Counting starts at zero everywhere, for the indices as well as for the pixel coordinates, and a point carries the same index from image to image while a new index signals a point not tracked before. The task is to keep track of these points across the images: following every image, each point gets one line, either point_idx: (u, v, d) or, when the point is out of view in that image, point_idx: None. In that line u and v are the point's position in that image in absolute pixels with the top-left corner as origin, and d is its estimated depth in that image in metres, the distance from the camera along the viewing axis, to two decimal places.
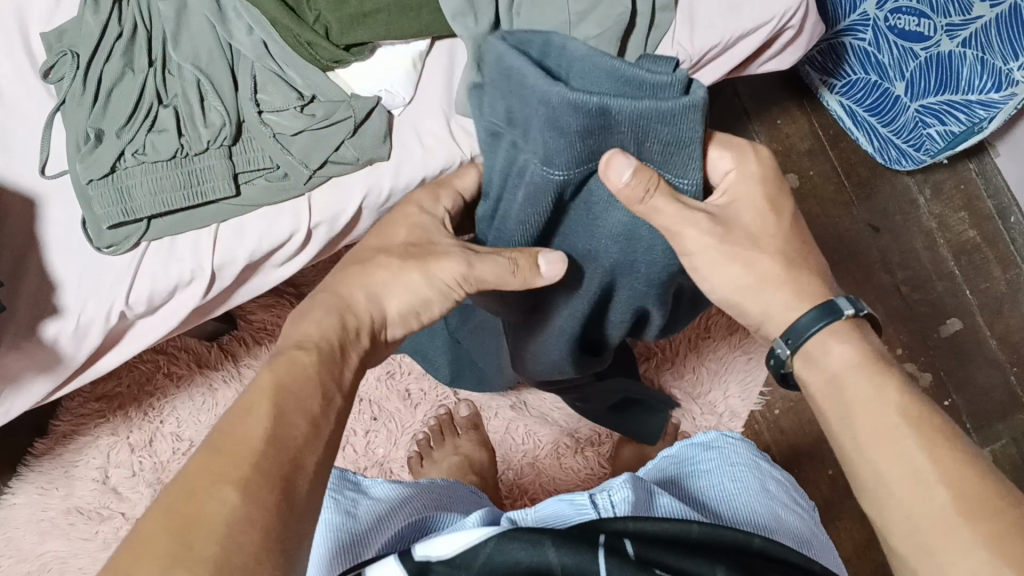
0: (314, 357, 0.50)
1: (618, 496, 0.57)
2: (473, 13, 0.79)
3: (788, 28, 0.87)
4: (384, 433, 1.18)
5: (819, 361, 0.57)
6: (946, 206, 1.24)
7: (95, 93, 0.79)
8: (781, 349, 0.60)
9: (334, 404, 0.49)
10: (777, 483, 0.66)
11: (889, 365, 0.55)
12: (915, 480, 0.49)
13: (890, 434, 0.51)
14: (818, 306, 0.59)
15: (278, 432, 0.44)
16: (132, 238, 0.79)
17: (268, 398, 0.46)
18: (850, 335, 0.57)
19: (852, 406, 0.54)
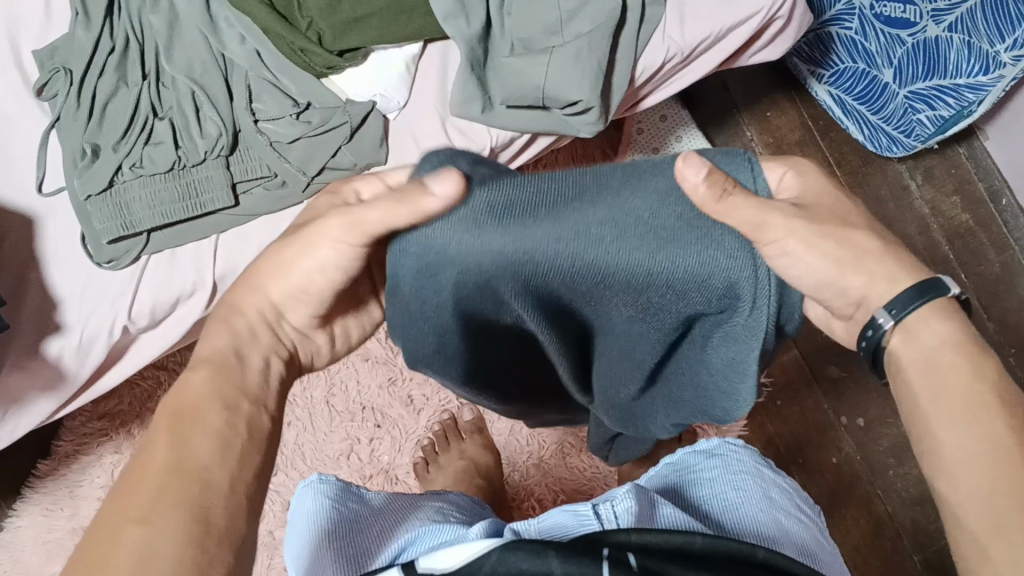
0: (205, 372, 0.43)
1: (621, 506, 0.50)
2: (466, 15, 0.81)
3: (776, 19, 0.87)
4: (389, 439, 1.18)
5: (917, 338, 0.44)
6: (937, 191, 1.25)
7: (89, 110, 0.79)
8: (882, 323, 0.45)
9: (241, 411, 0.42)
10: (783, 493, 0.56)
11: (984, 350, 0.43)
12: (984, 460, 0.39)
13: (973, 409, 0.41)
14: (916, 282, 0.45)
15: (179, 459, 0.37)
16: (132, 252, 0.79)
17: (166, 426, 0.39)
18: (955, 317, 0.44)
19: (938, 379, 0.42)
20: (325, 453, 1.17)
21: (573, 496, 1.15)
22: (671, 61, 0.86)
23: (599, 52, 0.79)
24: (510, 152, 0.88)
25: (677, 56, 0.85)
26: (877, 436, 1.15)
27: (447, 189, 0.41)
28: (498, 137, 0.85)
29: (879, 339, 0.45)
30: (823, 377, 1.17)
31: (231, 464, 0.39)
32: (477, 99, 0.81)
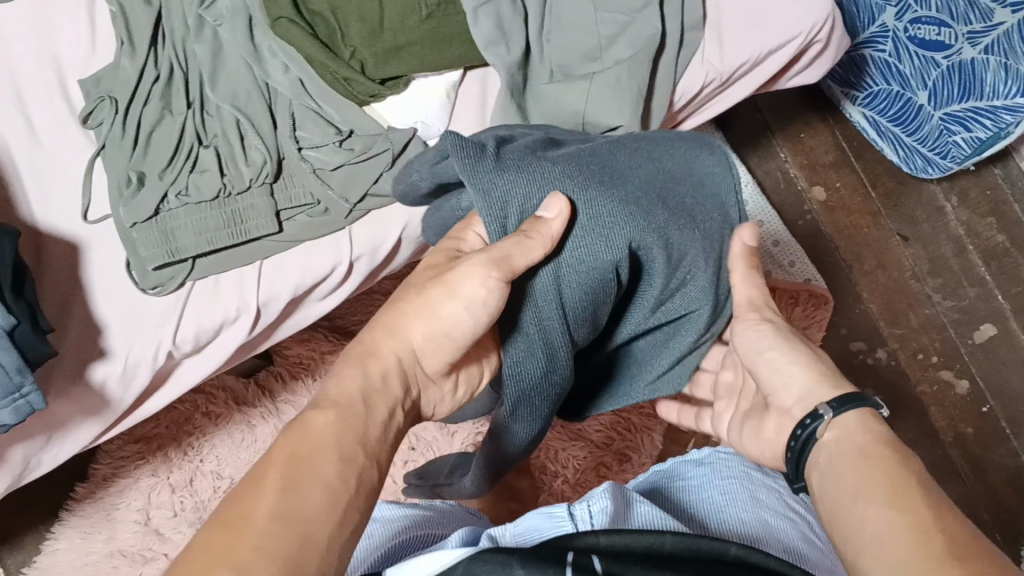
0: (331, 417, 0.48)
1: (596, 505, 0.57)
2: (507, 42, 0.81)
3: (815, 43, 0.87)
4: (423, 462, 1.19)
5: (847, 431, 0.54)
6: (973, 212, 1.25)
7: (134, 138, 0.80)
8: (823, 413, 0.56)
9: (356, 464, 0.46)
10: (771, 491, 0.65)
11: (908, 450, 0.52)
12: (889, 520, 0.47)
13: (893, 488, 0.48)
14: (853, 395, 0.56)
15: (287, 507, 0.42)
16: (177, 278, 0.79)
17: (278, 467, 0.44)
18: (876, 423, 0.54)
19: (859, 471, 0.51)
20: None
21: None
22: (710, 85, 0.86)
23: (640, 77, 0.80)
24: None
25: (716, 81, 0.86)
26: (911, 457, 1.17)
27: (559, 210, 0.54)
28: None
29: (816, 428, 0.56)
30: None
31: (334, 520, 0.43)
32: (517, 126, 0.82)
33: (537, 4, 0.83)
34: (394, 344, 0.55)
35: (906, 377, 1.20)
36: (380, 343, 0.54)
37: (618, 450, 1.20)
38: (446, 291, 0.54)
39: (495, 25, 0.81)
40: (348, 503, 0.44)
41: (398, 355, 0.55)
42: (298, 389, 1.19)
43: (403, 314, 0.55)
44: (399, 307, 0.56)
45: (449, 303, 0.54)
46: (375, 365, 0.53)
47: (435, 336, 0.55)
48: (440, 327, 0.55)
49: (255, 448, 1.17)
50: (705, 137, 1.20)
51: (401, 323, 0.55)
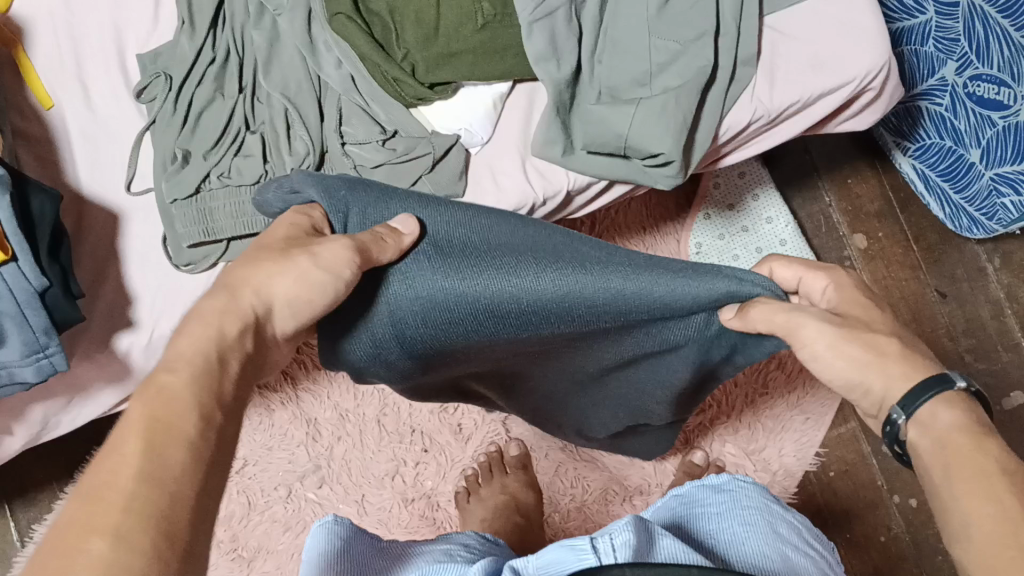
0: (184, 378, 0.46)
1: (620, 538, 0.51)
2: (558, 59, 0.82)
3: (867, 90, 0.87)
4: (434, 465, 1.20)
5: (929, 425, 0.52)
6: (1015, 276, 1.23)
7: (184, 116, 0.82)
8: (897, 416, 0.54)
9: (214, 423, 0.46)
10: (791, 527, 0.60)
11: (991, 433, 0.50)
12: (986, 511, 0.46)
13: (977, 479, 0.48)
14: (931, 376, 0.54)
15: (152, 469, 0.41)
16: (209, 258, 0.81)
17: (138, 433, 0.42)
18: (959, 406, 0.52)
19: (951, 457, 0.50)
20: (370, 472, 1.19)
21: None
22: (756, 122, 0.85)
23: (685, 106, 0.80)
24: (586, 197, 0.89)
25: (764, 118, 0.85)
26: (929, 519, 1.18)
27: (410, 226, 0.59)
28: (575, 180, 0.86)
29: (898, 431, 0.54)
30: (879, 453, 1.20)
31: (200, 477, 0.43)
32: (559, 142, 0.83)
33: (592, 26, 0.84)
34: (256, 299, 0.54)
35: None
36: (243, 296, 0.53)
37: (625, 476, 1.20)
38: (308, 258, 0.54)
39: (548, 41, 0.81)
40: (208, 463, 0.44)
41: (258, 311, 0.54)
42: (319, 378, 1.20)
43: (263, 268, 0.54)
44: (259, 264, 0.54)
45: (309, 270, 0.54)
46: (235, 321, 0.52)
47: (297, 300, 0.55)
48: (304, 294, 0.55)
49: (272, 432, 1.19)
50: (750, 172, 1.20)
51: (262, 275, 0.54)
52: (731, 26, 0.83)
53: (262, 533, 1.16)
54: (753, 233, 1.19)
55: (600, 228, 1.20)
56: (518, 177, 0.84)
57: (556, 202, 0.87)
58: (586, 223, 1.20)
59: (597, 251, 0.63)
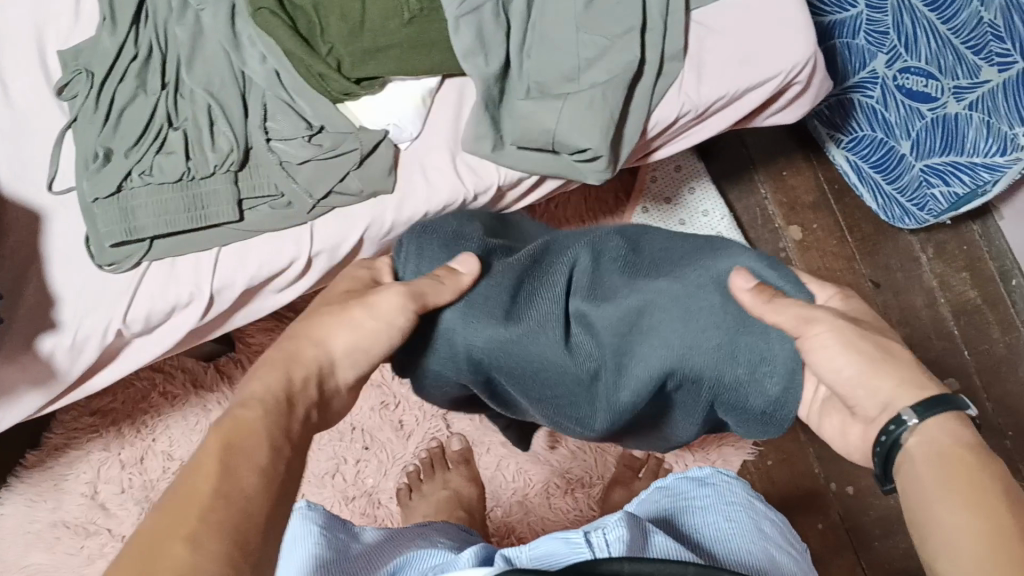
0: (257, 412, 0.47)
1: (613, 533, 0.54)
2: (485, 54, 0.81)
3: (795, 84, 0.88)
4: (375, 462, 1.19)
5: (929, 435, 0.47)
6: (947, 265, 1.25)
7: (106, 113, 0.80)
8: (906, 418, 0.48)
9: (282, 454, 0.46)
10: (772, 523, 0.65)
11: (993, 455, 0.45)
12: (975, 535, 0.41)
13: (977, 501, 0.42)
14: (935, 396, 0.48)
15: (225, 488, 0.41)
16: (133, 257, 0.79)
17: (217, 454, 0.43)
18: (966, 429, 0.47)
19: (945, 476, 0.44)
20: (311, 471, 1.18)
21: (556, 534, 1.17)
22: (683, 117, 0.86)
23: (612, 102, 0.80)
24: (518, 190, 0.89)
25: (691, 112, 0.86)
26: (865, 506, 1.20)
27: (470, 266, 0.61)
28: (506, 176, 0.86)
29: (896, 438, 0.48)
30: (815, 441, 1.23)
31: (269, 492, 0.43)
32: (488, 138, 0.82)
33: (520, 22, 0.83)
34: (316, 352, 0.54)
35: None
36: (302, 348, 0.53)
37: (567, 470, 1.20)
38: (365, 310, 0.56)
39: (475, 36, 0.80)
40: (280, 490, 0.44)
41: (321, 362, 0.54)
42: None
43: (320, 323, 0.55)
44: (321, 317, 0.56)
45: (364, 320, 0.56)
46: (299, 369, 0.52)
47: (354, 350, 0.55)
48: (361, 342, 0.55)
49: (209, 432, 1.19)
50: (688, 166, 1.22)
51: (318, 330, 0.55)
52: (658, 21, 0.83)
53: None
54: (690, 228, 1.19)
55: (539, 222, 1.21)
56: (448, 172, 0.84)
57: (487, 197, 0.86)
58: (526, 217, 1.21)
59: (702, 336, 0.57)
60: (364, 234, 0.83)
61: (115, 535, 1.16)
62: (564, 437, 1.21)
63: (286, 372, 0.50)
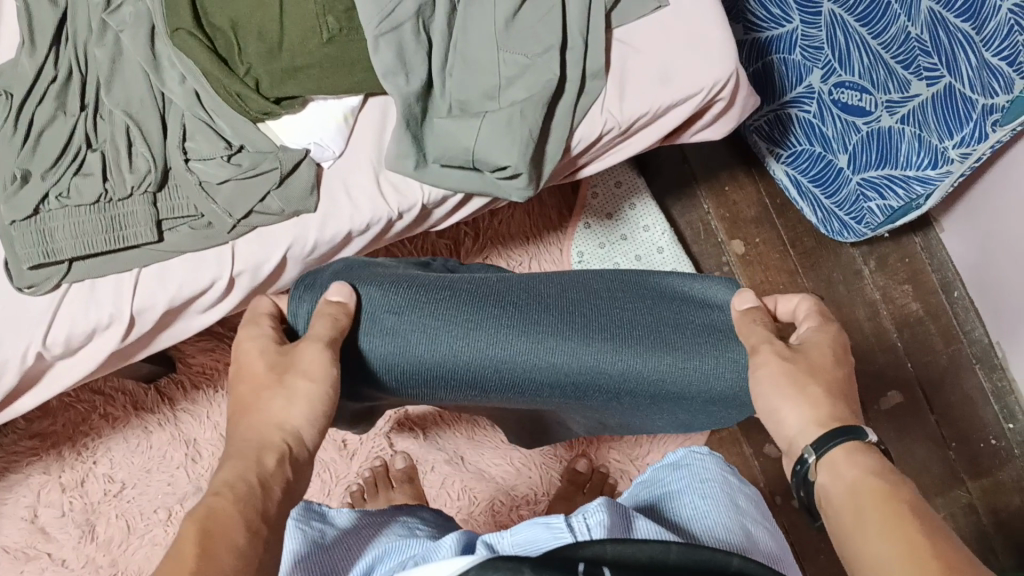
0: (230, 499, 0.49)
1: (594, 518, 0.54)
2: (406, 73, 0.81)
3: (718, 101, 0.89)
4: (318, 483, 1.19)
5: (836, 470, 0.52)
6: (890, 278, 1.27)
7: (25, 133, 0.79)
8: (808, 456, 0.53)
9: (260, 536, 0.49)
10: (747, 497, 0.65)
11: (900, 476, 0.50)
12: (906, 561, 0.45)
13: (895, 526, 0.47)
14: (837, 427, 0.53)
15: (206, 573, 0.45)
16: (51, 280, 0.79)
17: (193, 546, 0.46)
18: (868, 455, 0.52)
19: (860, 511, 0.49)
20: None
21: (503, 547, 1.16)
22: (608, 133, 0.87)
23: (531, 121, 0.80)
24: (444, 209, 0.89)
25: (615, 129, 0.87)
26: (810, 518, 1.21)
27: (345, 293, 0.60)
28: (430, 194, 0.86)
29: (807, 472, 0.54)
30: (761, 455, 1.23)
31: None
32: (410, 156, 0.82)
33: (441, 39, 0.83)
34: (280, 432, 0.54)
35: None
36: (269, 433, 0.54)
37: (513, 486, 1.20)
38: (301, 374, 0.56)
39: (395, 54, 0.80)
40: (254, 573, 0.47)
41: (288, 441, 0.54)
42: (199, 399, 1.21)
43: (271, 403, 0.55)
44: (266, 399, 0.55)
45: (308, 387, 0.56)
46: (272, 452, 0.53)
47: (313, 414, 0.56)
48: (318, 403, 0.56)
49: (150, 454, 1.19)
50: (627, 182, 1.23)
51: (273, 408, 0.55)
52: (579, 40, 0.83)
53: (144, 556, 1.16)
54: (631, 242, 1.21)
55: (484, 238, 1.21)
56: (371, 192, 0.84)
57: (412, 215, 0.87)
58: (470, 234, 1.21)
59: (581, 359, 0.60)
60: (287, 254, 0.83)
61: (54, 560, 1.15)
62: (508, 452, 1.22)
63: (254, 457, 0.52)
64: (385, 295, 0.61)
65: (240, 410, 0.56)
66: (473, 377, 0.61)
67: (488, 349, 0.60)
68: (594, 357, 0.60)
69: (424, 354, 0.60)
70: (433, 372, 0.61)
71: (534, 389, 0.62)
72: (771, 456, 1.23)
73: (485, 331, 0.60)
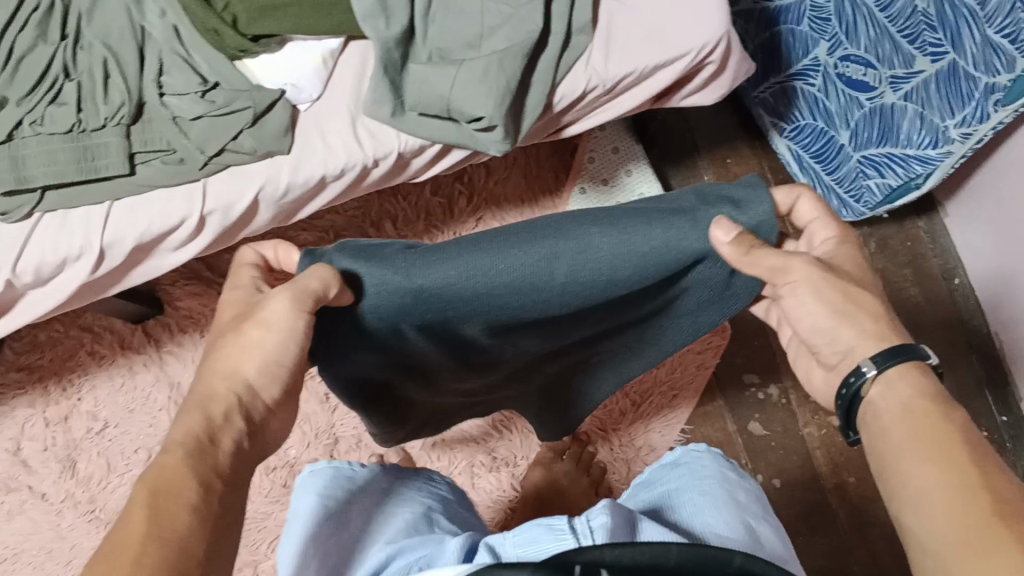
0: (181, 455, 0.47)
1: (597, 520, 0.52)
2: (386, 17, 0.80)
3: (708, 64, 0.87)
4: (298, 433, 1.19)
5: (892, 388, 0.52)
6: (890, 260, 1.25)
7: (4, 59, 0.80)
8: (866, 370, 0.53)
9: (213, 492, 0.47)
10: (750, 493, 0.65)
11: (954, 405, 0.50)
12: (957, 492, 0.46)
13: (948, 455, 0.47)
14: (894, 346, 0.53)
15: (158, 530, 0.43)
16: (23, 208, 0.79)
17: (143, 504, 0.44)
18: (925, 377, 0.52)
19: (913, 434, 0.49)
20: None
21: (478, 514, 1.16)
22: (592, 91, 0.85)
23: (509, 71, 0.79)
24: (422, 159, 0.88)
25: (599, 87, 0.85)
26: (791, 500, 1.19)
27: (323, 279, 0.51)
28: (406, 143, 0.85)
29: (860, 386, 0.53)
30: (745, 432, 1.22)
31: (204, 534, 0.45)
32: (387, 103, 0.81)
33: None
34: (230, 382, 0.52)
35: (793, 416, 1.23)
36: (216, 386, 0.52)
37: (494, 448, 1.20)
38: (261, 327, 0.53)
39: None
40: (210, 529, 0.45)
41: (238, 392, 0.52)
42: (185, 342, 1.21)
43: (225, 353, 0.53)
44: (224, 349, 0.54)
45: (262, 336, 0.53)
46: (219, 404, 0.51)
47: (269, 367, 0.53)
48: (274, 357, 0.53)
49: (133, 394, 1.19)
50: (625, 149, 1.20)
51: (228, 358, 0.53)
52: None
53: (122, 495, 1.16)
54: None
55: (478, 198, 1.21)
56: (346, 136, 0.83)
57: (389, 163, 0.85)
58: (464, 194, 1.20)
59: (592, 254, 0.52)
60: (258, 195, 0.82)
61: (34, 493, 1.16)
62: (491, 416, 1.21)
63: (205, 413, 0.50)
64: (356, 255, 0.54)
65: (212, 348, 0.55)
66: (480, 299, 0.53)
67: (477, 270, 0.52)
68: (606, 248, 0.52)
69: (425, 284, 0.52)
70: (433, 299, 0.53)
71: (542, 292, 0.54)
72: (755, 433, 1.22)
73: (481, 257, 0.51)
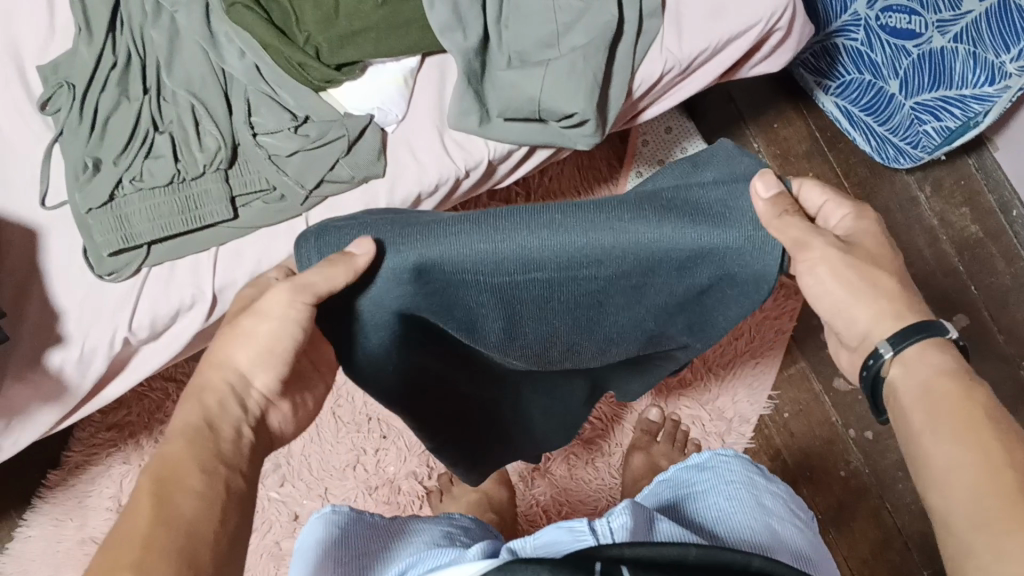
0: (183, 443, 0.46)
1: (617, 521, 0.52)
2: (463, 29, 0.81)
3: (776, 31, 0.88)
4: (394, 450, 1.17)
5: (911, 368, 0.51)
6: (946, 202, 1.26)
7: (92, 122, 0.79)
8: (883, 352, 0.52)
9: (221, 480, 0.45)
10: (776, 496, 0.62)
11: (974, 379, 0.49)
12: (977, 468, 0.44)
13: (971, 430, 0.46)
14: (914, 324, 0.52)
15: (165, 517, 0.41)
16: (132, 264, 0.79)
17: (149, 491, 0.42)
18: (947, 352, 0.51)
19: (937, 408, 0.48)
20: (331, 464, 1.15)
21: (578, 507, 1.16)
22: (669, 73, 0.86)
23: (595, 65, 0.80)
24: (508, 164, 0.89)
25: (675, 69, 0.86)
26: (885, 449, 1.21)
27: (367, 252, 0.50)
28: (496, 149, 0.86)
29: (880, 368, 0.52)
30: (830, 389, 1.24)
31: (213, 518, 0.43)
32: (473, 113, 0.82)
33: None
34: (224, 370, 0.53)
35: None
36: (216, 373, 0.52)
37: (587, 439, 1.20)
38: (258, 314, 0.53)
39: (451, 12, 0.80)
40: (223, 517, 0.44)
41: (230, 381, 0.52)
42: None
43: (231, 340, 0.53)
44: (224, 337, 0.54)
45: (263, 324, 0.53)
46: (213, 394, 0.51)
47: (264, 354, 0.53)
48: (268, 345, 0.53)
49: None
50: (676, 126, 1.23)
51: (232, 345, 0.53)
52: None
53: None
54: None
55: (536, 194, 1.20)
56: (437, 152, 0.84)
57: (479, 172, 0.86)
58: (522, 194, 1.20)
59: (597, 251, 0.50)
60: None
61: None
62: None
63: (201, 400, 0.50)
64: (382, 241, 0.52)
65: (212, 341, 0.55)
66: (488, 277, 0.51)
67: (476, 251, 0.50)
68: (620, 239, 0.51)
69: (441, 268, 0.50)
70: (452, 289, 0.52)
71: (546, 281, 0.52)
72: (841, 389, 1.23)
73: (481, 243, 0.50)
